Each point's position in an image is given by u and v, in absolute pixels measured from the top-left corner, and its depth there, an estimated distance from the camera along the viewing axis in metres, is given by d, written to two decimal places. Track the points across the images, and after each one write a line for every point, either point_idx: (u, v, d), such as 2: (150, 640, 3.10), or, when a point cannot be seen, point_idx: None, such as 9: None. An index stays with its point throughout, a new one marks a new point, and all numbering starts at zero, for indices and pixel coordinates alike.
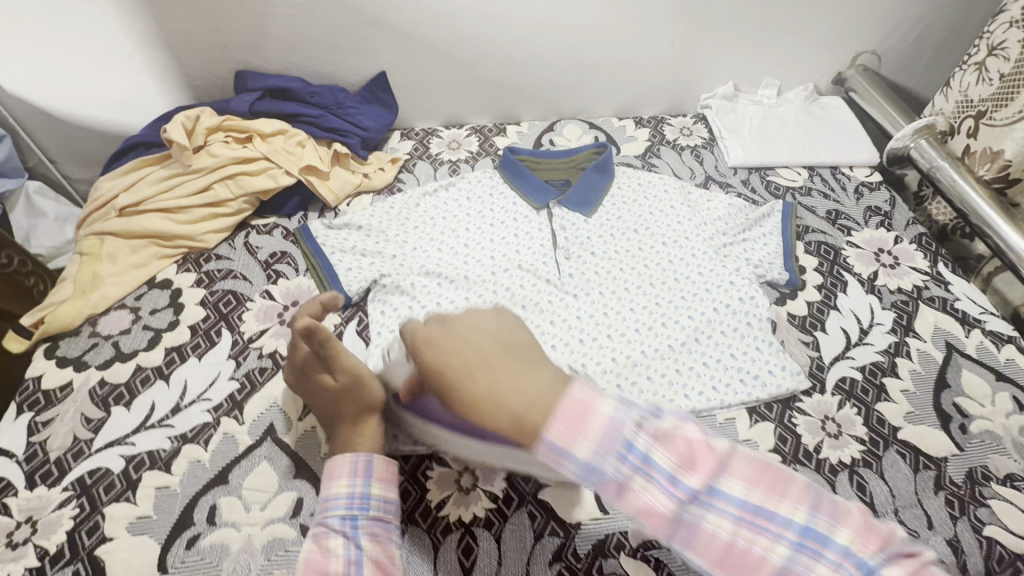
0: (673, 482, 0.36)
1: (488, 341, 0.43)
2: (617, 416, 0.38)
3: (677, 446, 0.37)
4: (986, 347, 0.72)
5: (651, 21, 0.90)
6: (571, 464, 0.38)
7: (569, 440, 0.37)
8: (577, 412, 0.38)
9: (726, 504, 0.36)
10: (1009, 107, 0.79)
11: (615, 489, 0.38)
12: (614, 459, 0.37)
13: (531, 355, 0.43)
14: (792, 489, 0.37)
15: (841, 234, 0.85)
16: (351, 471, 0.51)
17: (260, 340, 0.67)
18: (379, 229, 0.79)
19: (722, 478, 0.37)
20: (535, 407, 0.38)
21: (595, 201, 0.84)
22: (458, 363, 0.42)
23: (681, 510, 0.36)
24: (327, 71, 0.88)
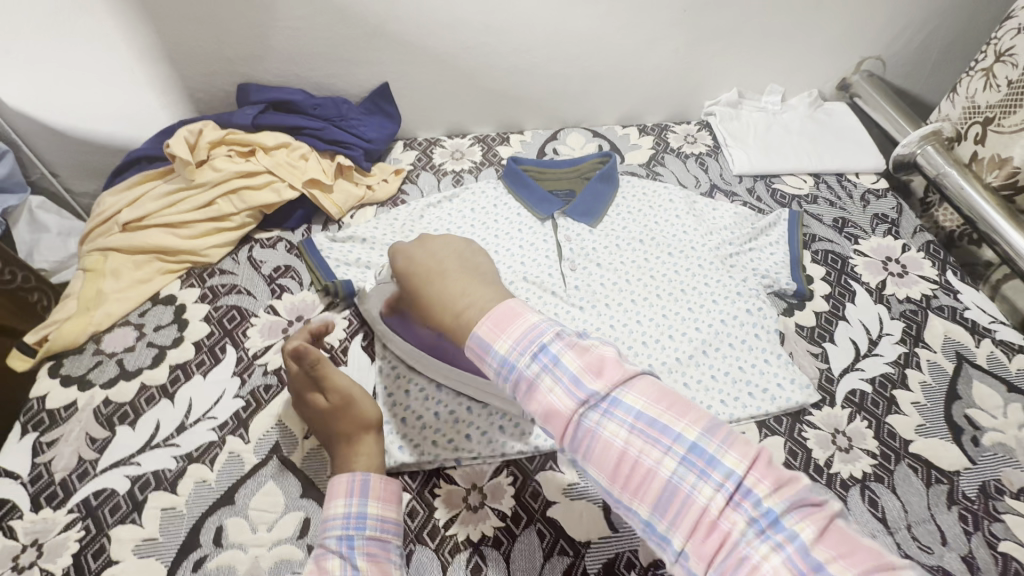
0: (577, 384, 0.40)
1: (452, 261, 0.52)
2: (540, 325, 0.43)
3: (588, 358, 0.41)
4: (997, 357, 0.71)
5: (654, 30, 0.90)
6: (493, 359, 0.42)
7: (493, 336, 0.43)
8: (508, 315, 0.44)
9: (624, 413, 0.39)
10: (1017, 114, 0.78)
11: (528, 391, 0.41)
12: (529, 356, 0.41)
13: (484, 274, 0.51)
14: (691, 412, 0.39)
15: (848, 242, 0.84)
16: (349, 488, 0.50)
17: (265, 357, 0.67)
18: (383, 241, 0.78)
19: (624, 391, 0.39)
20: (473, 303, 0.46)
21: (599, 211, 0.83)
22: (425, 271, 0.52)
23: (582, 413, 0.39)
24: (330, 82, 0.88)
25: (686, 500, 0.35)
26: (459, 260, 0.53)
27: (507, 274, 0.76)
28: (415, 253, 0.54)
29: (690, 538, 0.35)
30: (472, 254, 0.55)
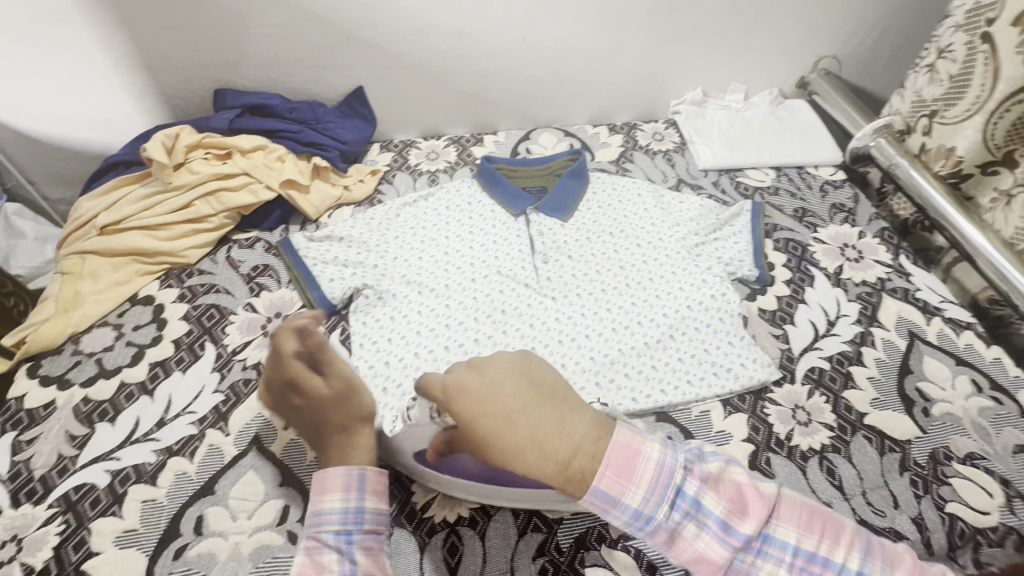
0: (727, 529, 0.40)
1: (520, 387, 0.44)
2: (665, 461, 0.42)
3: (728, 494, 0.42)
4: (946, 334, 0.75)
5: (620, 33, 0.93)
6: (624, 512, 0.42)
7: (620, 489, 0.41)
8: (626, 460, 0.42)
9: (778, 550, 0.40)
10: (958, 106, 0.82)
11: (667, 537, 0.42)
12: (666, 506, 0.41)
13: (564, 396, 0.46)
14: (840, 533, 0.41)
15: (807, 231, 0.88)
16: (346, 483, 0.49)
17: (244, 352, 0.68)
18: (360, 239, 0.80)
19: (773, 524, 0.41)
20: (580, 448, 0.42)
21: (570, 206, 0.86)
22: (496, 412, 0.43)
23: (735, 557, 0.40)
24: (305, 87, 0.90)
25: None
26: (527, 380, 0.45)
27: (482, 268, 0.79)
28: (472, 382, 0.45)
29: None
30: (540, 369, 0.47)
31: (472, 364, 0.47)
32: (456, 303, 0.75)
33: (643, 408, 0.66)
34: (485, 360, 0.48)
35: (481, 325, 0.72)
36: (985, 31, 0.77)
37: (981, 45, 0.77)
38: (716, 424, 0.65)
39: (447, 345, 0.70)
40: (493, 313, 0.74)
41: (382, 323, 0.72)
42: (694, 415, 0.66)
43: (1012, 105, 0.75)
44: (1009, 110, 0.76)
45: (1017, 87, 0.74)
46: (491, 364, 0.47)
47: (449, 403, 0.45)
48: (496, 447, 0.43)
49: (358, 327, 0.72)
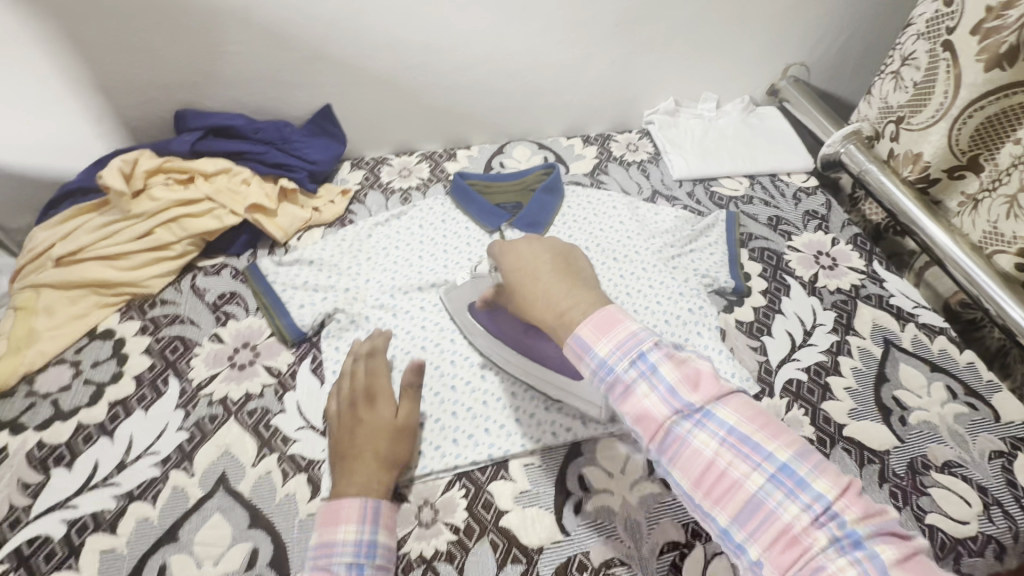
0: (673, 394, 0.43)
1: (553, 261, 0.53)
2: (640, 333, 0.46)
3: (685, 372, 0.44)
4: (920, 339, 0.76)
5: (589, 45, 0.93)
6: (592, 359, 0.46)
7: (595, 338, 0.46)
8: (609, 319, 0.47)
9: (717, 427, 0.42)
10: (924, 113, 0.83)
11: (623, 392, 0.45)
12: (627, 361, 0.45)
13: (586, 276, 0.53)
14: (784, 435, 0.41)
15: (782, 239, 0.88)
16: (361, 515, 0.51)
17: (210, 387, 0.65)
18: (331, 262, 0.78)
19: (718, 406, 0.42)
20: (575, 309, 0.48)
21: (545, 221, 0.85)
22: (528, 271, 0.53)
23: (674, 420, 0.42)
24: (271, 106, 0.88)
25: (775, 520, 0.38)
26: (559, 257, 0.54)
27: None
28: (520, 248, 0.55)
29: (769, 549, 0.37)
30: (578, 256, 0.55)
31: (531, 237, 0.57)
32: (431, 325, 0.73)
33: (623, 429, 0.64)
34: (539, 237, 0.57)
35: (458, 346, 0.70)
36: (945, 39, 0.77)
37: (943, 53, 0.78)
38: None
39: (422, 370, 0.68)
40: None
41: None
42: None
43: (977, 110, 0.76)
44: (973, 115, 0.77)
45: (980, 93, 0.75)
46: (543, 241, 0.56)
47: (500, 258, 0.56)
48: (521, 296, 0.52)
49: (330, 353, 0.69)
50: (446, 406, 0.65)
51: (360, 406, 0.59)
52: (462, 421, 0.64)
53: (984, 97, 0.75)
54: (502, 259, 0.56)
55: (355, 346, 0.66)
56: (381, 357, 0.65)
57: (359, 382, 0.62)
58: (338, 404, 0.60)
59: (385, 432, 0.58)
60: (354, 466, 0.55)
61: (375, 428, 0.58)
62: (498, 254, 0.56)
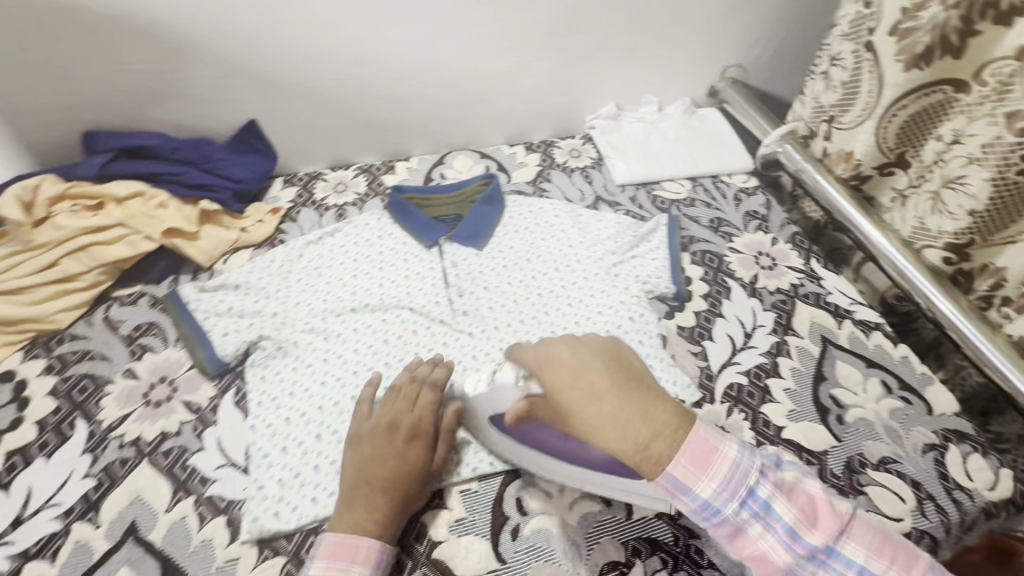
0: (794, 536, 0.40)
1: (611, 371, 0.45)
2: (742, 463, 0.42)
3: (797, 503, 0.41)
4: (857, 336, 0.76)
5: (524, 52, 0.91)
6: (695, 502, 0.42)
7: (693, 478, 0.42)
8: (701, 453, 0.42)
9: (843, 566, 0.39)
10: (852, 111, 0.84)
11: (731, 532, 0.42)
12: (736, 503, 0.41)
13: (650, 385, 0.45)
14: (910, 563, 0.40)
15: (723, 241, 0.89)
16: (375, 561, 0.51)
17: (122, 428, 0.61)
18: (259, 286, 0.75)
19: (842, 540, 0.40)
20: (662, 436, 0.43)
21: (485, 233, 0.83)
22: (586, 390, 0.44)
23: (797, 563, 0.40)
24: (190, 123, 0.83)
25: None
26: (613, 365, 0.46)
27: (391, 306, 0.74)
28: (563, 359, 0.47)
29: None
30: (627, 355, 0.48)
31: (571, 341, 0.48)
32: (364, 347, 0.70)
33: None
34: (580, 339, 0.48)
35: (392, 370, 0.67)
36: (868, 40, 0.78)
37: (866, 54, 0.79)
38: None
39: (354, 396, 0.65)
40: (405, 356, 0.69)
41: (283, 377, 0.66)
42: None
43: (899, 110, 0.77)
44: (896, 114, 0.78)
45: (902, 92, 0.76)
46: (587, 343, 0.48)
47: (544, 372, 0.47)
48: (581, 425, 0.45)
49: (256, 384, 0.66)
50: None
51: (402, 435, 0.57)
52: None
53: (905, 97, 0.76)
54: (546, 373, 0.47)
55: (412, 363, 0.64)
56: (433, 392, 0.60)
57: (404, 411, 0.59)
58: (377, 423, 0.58)
59: (411, 472, 0.56)
60: (372, 496, 0.53)
61: (403, 463, 0.55)
62: (540, 370, 0.48)
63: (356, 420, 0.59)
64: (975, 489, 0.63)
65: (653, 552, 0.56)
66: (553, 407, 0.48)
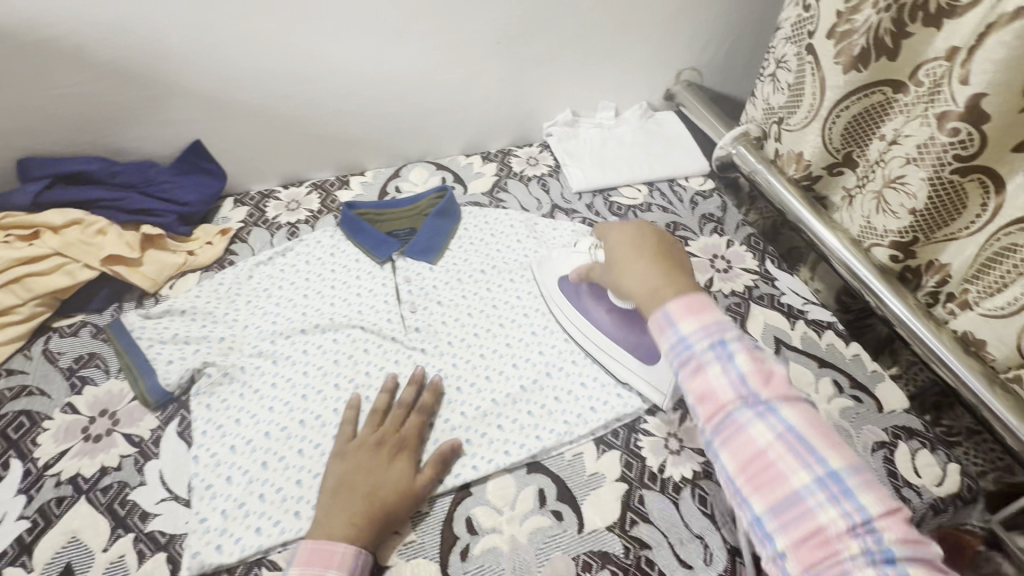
0: (744, 383, 0.49)
1: (656, 246, 0.63)
2: (727, 324, 0.52)
3: (759, 366, 0.50)
4: (809, 336, 0.77)
5: (474, 62, 0.91)
6: (674, 333, 0.53)
7: (681, 316, 0.53)
8: (698, 303, 0.54)
9: (778, 422, 0.47)
10: (799, 113, 0.84)
11: (694, 370, 0.51)
12: (709, 344, 0.51)
13: (684, 269, 0.61)
14: (841, 448, 0.46)
15: (679, 245, 0.89)
16: (350, 567, 0.51)
17: (59, 465, 0.59)
18: (206, 310, 0.73)
19: (784, 405, 0.48)
20: (667, 287, 0.57)
21: (440, 246, 0.83)
22: (634, 249, 0.63)
23: (737, 407, 0.48)
24: (132, 146, 0.81)
25: (806, 513, 0.43)
26: (659, 248, 0.63)
27: (342, 325, 0.73)
28: (627, 230, 0.65)
29: (796, 538, 0.43)
30: (677, 251, 0.64)
31: (639, 224, 0.67)
32: (314, 369, 0.68)
33: (515, 461, 0.62)
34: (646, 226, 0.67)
35: (342, 391, 0.66)
36: (808, 43, 0.79)
37: (807, 57, 0.80)
38: (589, 467, 0.63)
39: (302, 420, 0.64)
40: (356, 375, 0.68)
41: (229, 404, 0.65)
42: (568, 460, 0.64)
43: (842, 110, 0.78)
44: (840, 114, 0.78)
45: (843, 94, 0.77)
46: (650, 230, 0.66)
47: (612, 237, 0.66)
48: (622, 267, 0.62)
49: (201, 413, 0.64)
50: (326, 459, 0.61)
51: (388, 450, 0.59)
52: None
53: (847, 97, 0.76)
54: (613, 237, 0.66)
55: (394, 382, 0.65)
56: (419, 416, 0.62)
57: (390, 429, 0.60)
58: (363, 439, 0.59)
59: (393, 488, 0.56)
60: (353, 507, 0.54)
61: (387, 477, 0.56)
62: (609, 232, 0.67)
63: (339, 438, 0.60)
64: (922, 486, 0.63)
65: (603, 565, 0.56)
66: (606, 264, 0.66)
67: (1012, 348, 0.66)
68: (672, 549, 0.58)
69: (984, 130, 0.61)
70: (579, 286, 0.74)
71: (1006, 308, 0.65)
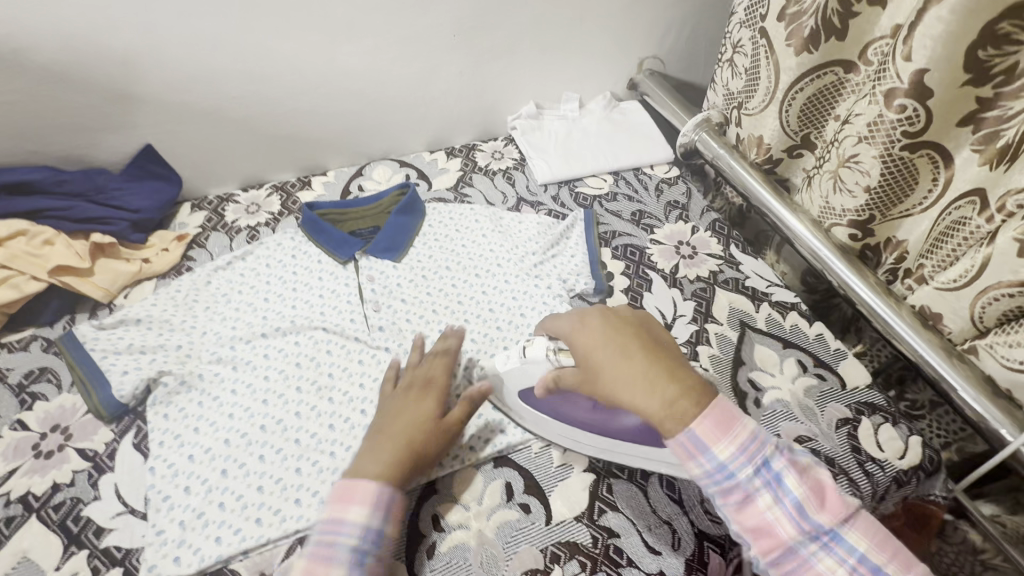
0: (801, 512, 0.43)
1: (641, 339, 0.51)
2: (762, 435, 0.45)
3: (810, 485, 0.44)
4: (774, 318, 0.78)
5: (431, 56, 0.90)
6: (711, 462, 0.45)
7: (715, 440, 0.45)
8: (723, 419, 0.46)
9: (843, 551, 0.42)
10: (756, 97, 0.85)
11: (740, 500, 0.44)
12: (752, 471, 0.44)
13: (678, 360, 0.51)
14: (907, 563, 0.42)
15: (645, 233, 0.89)
16: (375, 501, 0.49)
17: (8, 484, 0.58)
18: (162, 318, 0.71)
19: (844, 527, 0.43)
20: (688, 401, 0.46)
21: (403, 244, 0.81)
22: (613, 352, 0.51)
23: (799, 540, 0.43)
24: (78, 153, 0.79)
25: None
26: (638, 332, 0.53)
27: (304, 327, 0.71)
28: (600, 323, 0.54)
29: None
30: (652, 329, 0.55)
31: (601, 313, 0.55)
32: (275, 374, 0.67)
33: (481, 456, 0.62)
34: (610, 311, 0.56)
35: (304, 394, 0.65)
36: (761, 26, 0.80)
37: (761, 41, 0.80)
38: (556, 458, 0.63)
39: (263, 426, 0.62)
40: (318, 378, 0.67)
41: (186, 414, 0.63)
42: (534, 452, 0.64)
43: (797, 92, 0.78)
44: (796, 95, 0.79)
45: (797, 76, 0.77)
46: (613, 314, 0.55)
47: (575, 338, 0.54)
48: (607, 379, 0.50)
49: (157, 423, 0.62)
50: (289, 463, 0.60)
51: (415, 392, 0.61)
52: (306, 478, 0.59)
53: (801, 78, 0.77)
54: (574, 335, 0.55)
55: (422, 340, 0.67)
56: (447, 362, 0.65)
57: (420, 374, 0.63)
58: (397, 387, 0.62)
59: (423, 428, 0.57)
60: (384, 447, 0.54)
61: (417, 418, 0.58)
62: (575, 331, 0.55)
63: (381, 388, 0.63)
64: (885, 459, 0.64)
65: (571, 555, 0.56)
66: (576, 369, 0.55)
67: (965, 320, 0.66)
68: (640, 535, 0.58)
69: (929, 105, 0.61)
70: (549, 398, 0.60)
71: (958, 281, 0.65)
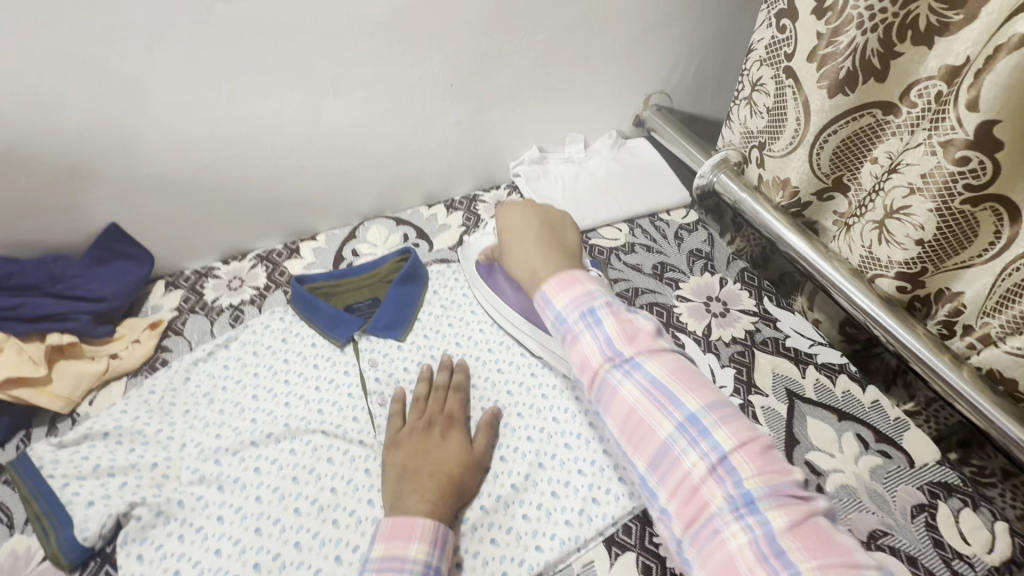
0: (610, 345, 0.48)
1: (541, 231, 0.61)
2: (593, 290, 0.52)
3: (625, 325, 0.49)
4: (823, 384, 0.71)
5: (426, 107, 0.82)
6: (551, 311, 0.52)
7: (554, 294, 0.52)
8: (571, 279, 0.53)
9: (643, 377, 0.46)
10: (782, 139, 0.78)
11: (570, 341, 0.51)
12: (577, 314, 0.50)
13: (564, 249, 0.60)
14: (704, 392, 0.45)
15: (670, 289, 0.82)
16: (433, 538, 0.50)
17: None
18: (134, 430, 0.62)
19: (647, 359, 0.47)
20: (549, 271, 0.56)
21: (407, 317, 0.72)
22: (515, 237, 0.61)
23: (607, 368, 0.48)
24: (32, 239, 0.70)
25: (677, 464, 0.43)
26: (546, 222, 0.63)
27: (300, 431, 0.62)
28: (515, 209, 0.64)
29: (671, 489, 0.43)
30: (564, 227, 0.63)
31: (528, 204, 0.65)
32: (267, 495, 0.58)
33: None
34: (535, 206, 0.66)
35: (304, 519, 0.56)
36: (786, 66, 0.73)
37: (786, 80, 0.74)
38: None
39: (256, 564, 0.53)
40: (320, 495, 0.58)
41: (165, 554, 0.54)
42: (577, 573, 0.55)
43: (830, 136, 0.72)
44: (827, 140, 0.72)
45: (830, 119, 0.70)
46: (538, 209, 0.65)
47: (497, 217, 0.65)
48: (509, 245, 0.62)
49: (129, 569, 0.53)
50: None
51: (439, 430, 0.60)
52: None
53: (836, 121, 0.70)
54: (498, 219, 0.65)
55: (428, 371, 0.66)
56: (459, 394, 0.64)
57: (436, 410, 0.62)
58: (413, 426, 0.60)
59: (458, 461, 0.58)
60: (423, 484, 0.54)
61: (449, 454, 0.58)
62: (500, 208, 0.66)
63: (390, 430, 0.60)
64: (974, 555, 0.57)
65: None
66: (500, 247, 0.64)
67: None
68: None
69: (998, 158, 0.55)
70: (491, 266, 0.73)
71: None
